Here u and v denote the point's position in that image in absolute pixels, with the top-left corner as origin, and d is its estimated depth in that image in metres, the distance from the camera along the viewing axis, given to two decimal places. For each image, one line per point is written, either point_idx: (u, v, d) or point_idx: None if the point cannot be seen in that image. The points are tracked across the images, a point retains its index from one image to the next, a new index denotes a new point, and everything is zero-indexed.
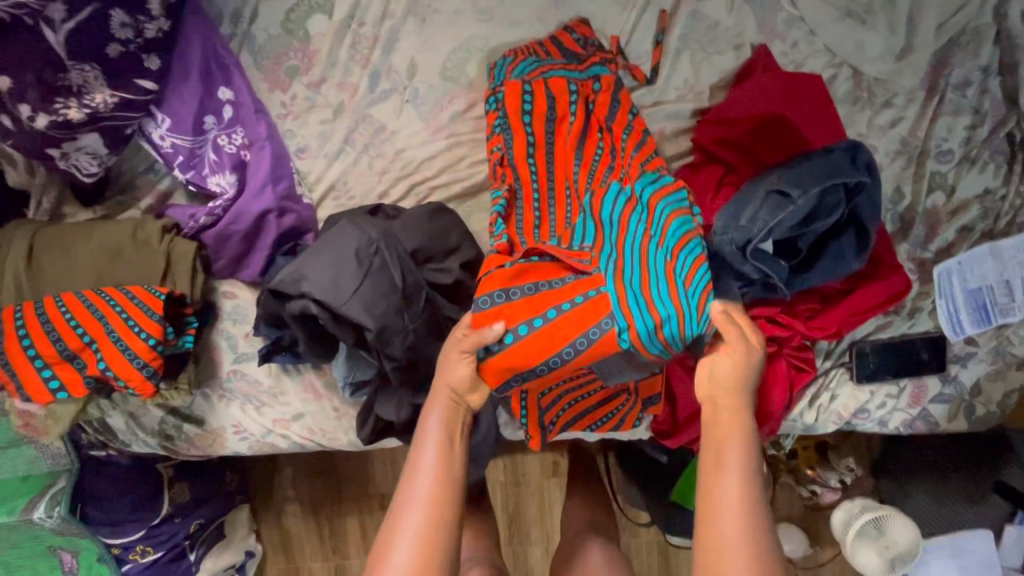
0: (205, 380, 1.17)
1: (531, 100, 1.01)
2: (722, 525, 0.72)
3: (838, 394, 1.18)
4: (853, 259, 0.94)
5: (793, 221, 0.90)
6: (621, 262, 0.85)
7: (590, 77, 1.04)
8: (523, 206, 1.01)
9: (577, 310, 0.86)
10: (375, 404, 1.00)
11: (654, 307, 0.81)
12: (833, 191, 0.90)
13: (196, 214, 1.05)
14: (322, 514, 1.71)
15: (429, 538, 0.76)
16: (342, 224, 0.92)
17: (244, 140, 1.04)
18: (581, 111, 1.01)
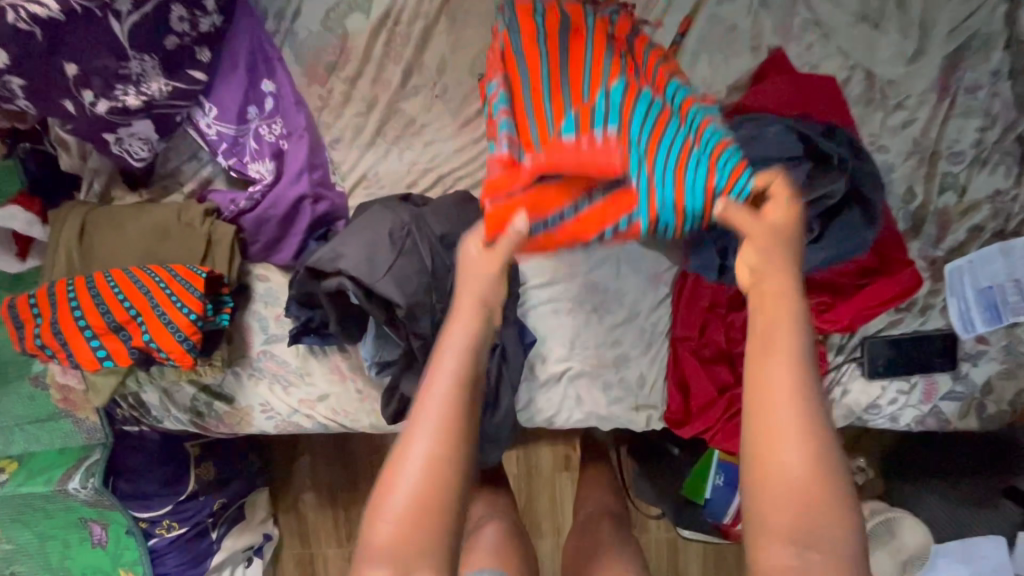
0: (236, 359, 1.22)
1: (546, 15, 1.03)
2: (771, 420, 0.61)
3: (850, 389, 1.21)
4: (865, 229, 1.05)
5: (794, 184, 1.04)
6: (651, 175, 0.87)
7: (599, 34, 1.03)
8: (531, 96, 0.97)
9: (596, 151, 0.88)
10: (401, 381, 1.05)
11: (686, 193, 0.85)
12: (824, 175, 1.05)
13: (236, 199, 1.11)
14: (339, 501, 1.76)
15: (448, 465, 0.65)
16: (376, 209, 0.98)
17: (283, 131, 1.11)
18: (596, 41, 1.02)
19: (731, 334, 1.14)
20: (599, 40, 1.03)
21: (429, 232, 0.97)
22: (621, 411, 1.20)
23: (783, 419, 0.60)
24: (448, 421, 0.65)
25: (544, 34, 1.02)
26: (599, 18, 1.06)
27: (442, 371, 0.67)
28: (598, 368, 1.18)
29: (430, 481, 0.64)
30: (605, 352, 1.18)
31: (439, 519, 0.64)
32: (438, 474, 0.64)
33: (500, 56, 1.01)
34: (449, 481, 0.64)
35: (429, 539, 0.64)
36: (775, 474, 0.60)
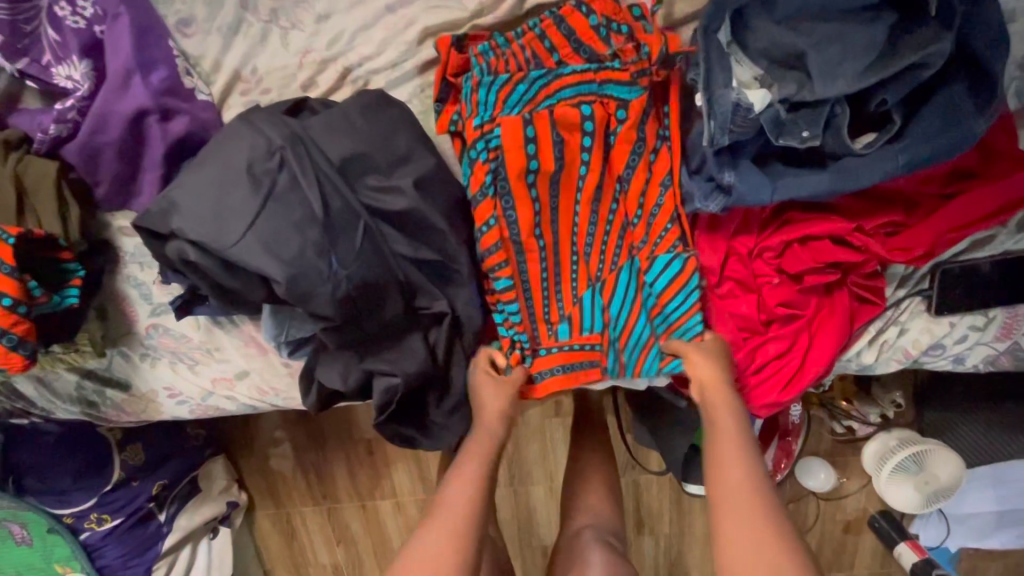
0: (119, 339, 0.95)
1: (535, 152, 0.76)
2: (728, 501, 0.71)
3: (908, 329, 0.95)
4: (973, 115, 0.70)
5: (860, 65, 0.69)
6: (623, 360, 0.88)
7: (603, 166, 0.80)
8: (528, 272, 0.84)
9: (578, 352, 0.87)
10: (316, 367, 0.78)
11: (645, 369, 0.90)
12: (917, 41, 0.69)
13: (44, 121, 0.75)
14: (308, 462, 1.47)
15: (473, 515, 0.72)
16: (231, 127, 0.65)
17: (95, 10, 0.73)
18: (594, 162, 0.79)
19: (757, 268, 0.85)
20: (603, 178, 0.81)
21: (316, 161, 0.65)
22: None
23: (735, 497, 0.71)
24: (461, 518, 0.71)
25: (534, 180, 0.79)
26: (600, 119, 0.77)
27: (466, 466, 0.77)
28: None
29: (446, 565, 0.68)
30: None
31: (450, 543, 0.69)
32: (452, 556, 0.68)
33: (491, 233, 0.79)
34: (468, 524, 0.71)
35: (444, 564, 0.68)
36: (728, 510, 0.70)
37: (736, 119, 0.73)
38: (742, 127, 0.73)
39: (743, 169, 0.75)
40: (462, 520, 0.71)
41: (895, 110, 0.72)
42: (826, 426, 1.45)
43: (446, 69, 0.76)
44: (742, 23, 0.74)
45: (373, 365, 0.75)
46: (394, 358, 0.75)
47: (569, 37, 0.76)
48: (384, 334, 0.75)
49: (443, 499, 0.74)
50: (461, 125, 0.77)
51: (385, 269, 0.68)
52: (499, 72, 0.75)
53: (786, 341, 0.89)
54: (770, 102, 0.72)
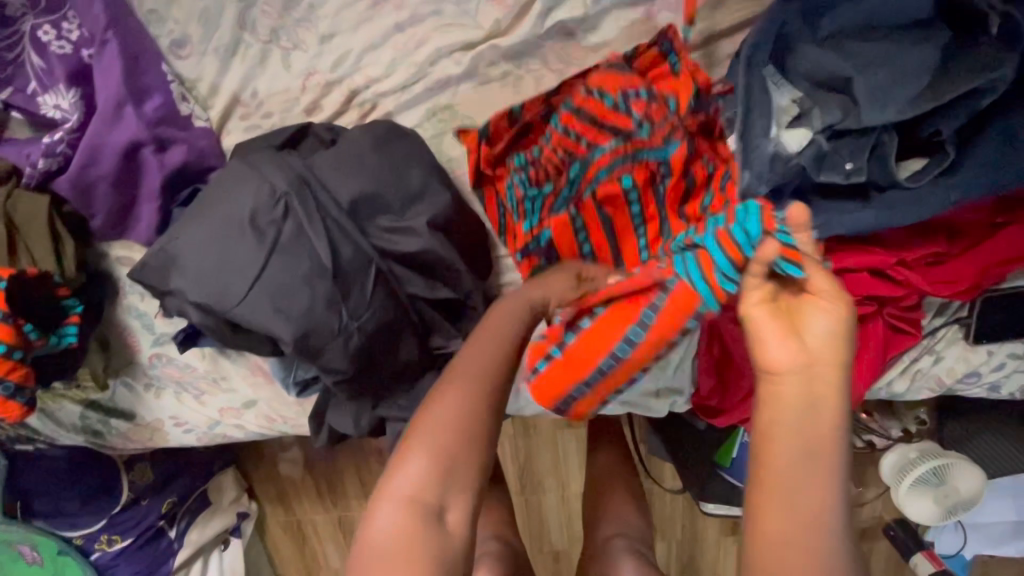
0: (121, 370, 0.91)
1: (586, 241, 0.70)
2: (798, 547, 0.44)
3: (943, 357, 0.90)
4: None
5: (913, 92, 0.64)
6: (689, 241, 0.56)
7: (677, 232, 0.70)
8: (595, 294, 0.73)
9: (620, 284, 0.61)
10: (327, 410, 0.74)
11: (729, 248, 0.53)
12: (977, 63, 0.63)
13: (33, 154, 0.71)
14: (319, 471, 1.40)
15: (477, 423, 0.54)
16: (233, 169, 0.61)
17: (81, 33, 0.68)
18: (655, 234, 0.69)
19: None
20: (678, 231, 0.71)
21: (322, 205, 0.61)
22: (633, 397, 0.93)
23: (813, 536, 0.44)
24: (462, 425, 0.54)
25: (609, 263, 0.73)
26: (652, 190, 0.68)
27: (469, 373, 0.56)
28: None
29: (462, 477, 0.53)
30: None
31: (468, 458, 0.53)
32: (464, 479, 0.53)
33: None
34: (469, 436, 0.54)
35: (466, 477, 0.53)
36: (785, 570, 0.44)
37: (784, 152, 0.68)
38: (781, 170, 0.68)
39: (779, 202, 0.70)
40: (467, 435, 0.53)
41: (949, 140, 0.66)
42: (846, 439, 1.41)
43: (478, 169, 0.72)
44: (779, 40, 0.70)
45: (387, 412, 0.70)
46: (409, 405, 0.70)
47: (595, 124, 0.69)
48: (395, 383, 0.69)
49: (434, 411, 0.54)
50: (505, 228, 0.74)
51: (397, 317, 0.64)
52: (541, 184, 0.72)
53: None
54: (811, 138, 0.68)
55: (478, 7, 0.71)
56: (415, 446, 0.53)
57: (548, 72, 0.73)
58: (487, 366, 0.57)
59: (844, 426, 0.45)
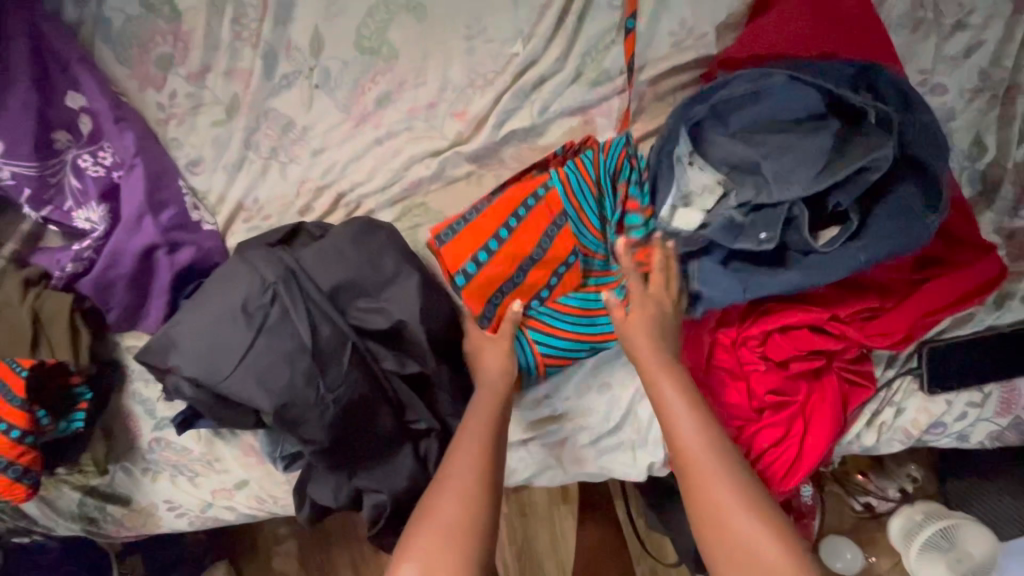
0: (121, 455, 0.96)
1: (554, 283, 0.81)
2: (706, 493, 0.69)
3: (905, 409, 0.93)
4: (925, 213, 0.74)
5: (812, 173, 0.75)
6: (566, 186, 0.79)
7: (592, 336, 0.82)
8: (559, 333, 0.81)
9: (522, 230, 0.79)
10: (309, 483, 0.79)
11: (583, 175, 0.79)
12: (864, 144, 0.74)
13: (63, 260, 0.82)
14: (312, 564, 1.38)
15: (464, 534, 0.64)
16: (231, 263, 0.72)
17: (113, 159, 0.82)
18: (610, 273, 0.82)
19: (744, 356, 0.87)
20: (599, 341, 0.81)
21: (307, 292, 0.71)
22: (610, 462, 0.97)
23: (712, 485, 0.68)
24: (453, 534, 0.64)
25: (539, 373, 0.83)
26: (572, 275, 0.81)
27: (457, 480, 0.68)
28: (567, 405, 0.95)
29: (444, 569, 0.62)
30: (590, 390, 0.96)
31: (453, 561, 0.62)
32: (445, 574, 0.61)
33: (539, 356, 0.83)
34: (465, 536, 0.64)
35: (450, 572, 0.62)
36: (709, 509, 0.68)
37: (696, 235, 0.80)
38: (688, 240, 0.80)
39: (710, 273, 0.79)
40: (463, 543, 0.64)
41: (852, 210, 0.76)
42: (846, 503, 1.33)
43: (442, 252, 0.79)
44: (697, 136, 0.81)
45: (362, 483, 0.76)
46: (383, 476, 0.76)
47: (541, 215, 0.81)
48: (373, 452, 0.75)
49: (427, 512, 0.66)
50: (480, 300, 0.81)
51: (368, 389, 0.72)
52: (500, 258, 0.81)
53: (781, 431, 0.88)
54: (723, 213, 0.78)
55: (443, 122, 0.85)
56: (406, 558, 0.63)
57: (506, 171, 0.85)
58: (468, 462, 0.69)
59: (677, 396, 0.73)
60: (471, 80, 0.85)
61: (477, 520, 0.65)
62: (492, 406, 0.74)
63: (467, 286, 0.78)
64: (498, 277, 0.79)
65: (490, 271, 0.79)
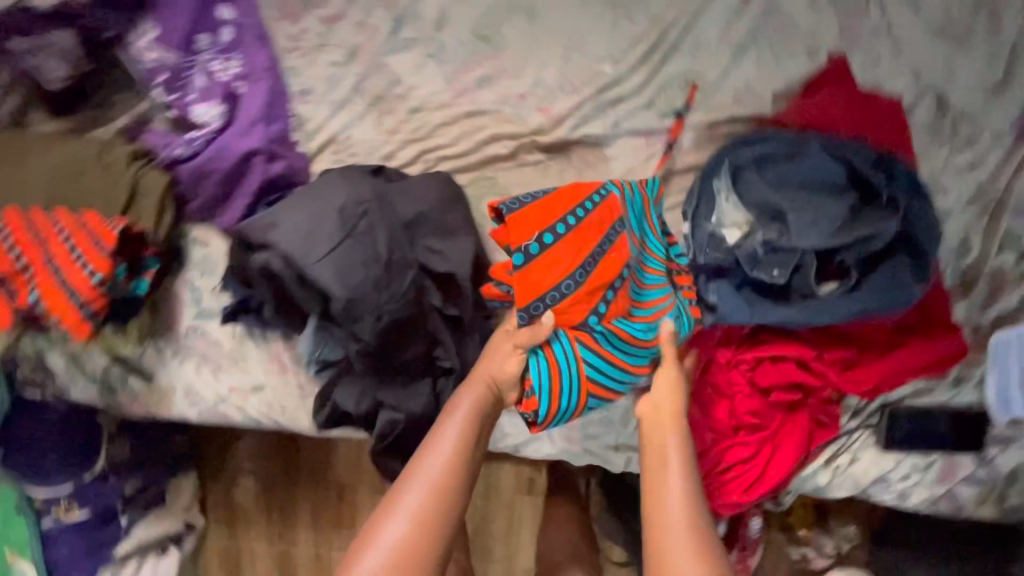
0: (159, 333, 1.04)
1: (608, 301, 0.86)
2: (672, 535, 0.77)
3: (860, 459, 1.05)
4: (913, 283, 0.90)
5: (828, 228, 0.87)
6: (621, 198, 0.90)
7: (635, 366, 0.90)
8: (605, 351, 0.87)
9: (583, 229, 0.86)
10: (335, 388, 0.88)
11: (632, 200, 0.91)
12: (873, 214, 0.89)
13: (172, 143, 0.94)
14: (275, 495, 1.59)
15: (429, 522, 0.74)
16: (333, 177, 0.83)
17: (241, 70, 0.93)
18: (649, 299, 0.92)
19: (734, 377, 0.98)
20: (641, 369, 0.90)
21: (388, 219, 0.81)
22: (595, 446, 1.06)
23: (678, 527, 0.77)
24: (415, 523, 0.74)
25: (580, 403, 0.88)
26: (621, 299, 0.88)
27: (421, 477, 0.77)
28: None
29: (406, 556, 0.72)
30: None
31: (413, 549, 0.72)
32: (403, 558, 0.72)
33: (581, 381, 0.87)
34: (430, 529, 0.74)
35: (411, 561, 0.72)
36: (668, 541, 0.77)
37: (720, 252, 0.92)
38: (720, 255, 0.93)
39: (724, 291, 0.93)
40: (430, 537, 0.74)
41: (853, 268, 0.90)
42: (785, 552, 1.42)
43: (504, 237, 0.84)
44: (739, 176, 0.93)
45: (384, 397, 0.86)
46: (404, 396, 0.86)
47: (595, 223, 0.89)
48: (403, 372, 0.86)
49: (394, 503, 0.75)
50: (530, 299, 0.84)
51: (422, 307, 0.83)
52: None
53: (749, 451, 1.01)
54: (748, 244, 0.91)
55: (528, 114, 0.97)
56: (373, 541, 0.73)
57: (570, 167, 0.98)
58: (439, 460, 0.78)
59: (670, 443, 0.84)
60: (561, 85, 0.98)
61: (437, 514, 0.75)
62: (471, 404, 0.82)
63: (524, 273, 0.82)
64: (554, 273, 0.84)
65: (550, 259, 0.84)
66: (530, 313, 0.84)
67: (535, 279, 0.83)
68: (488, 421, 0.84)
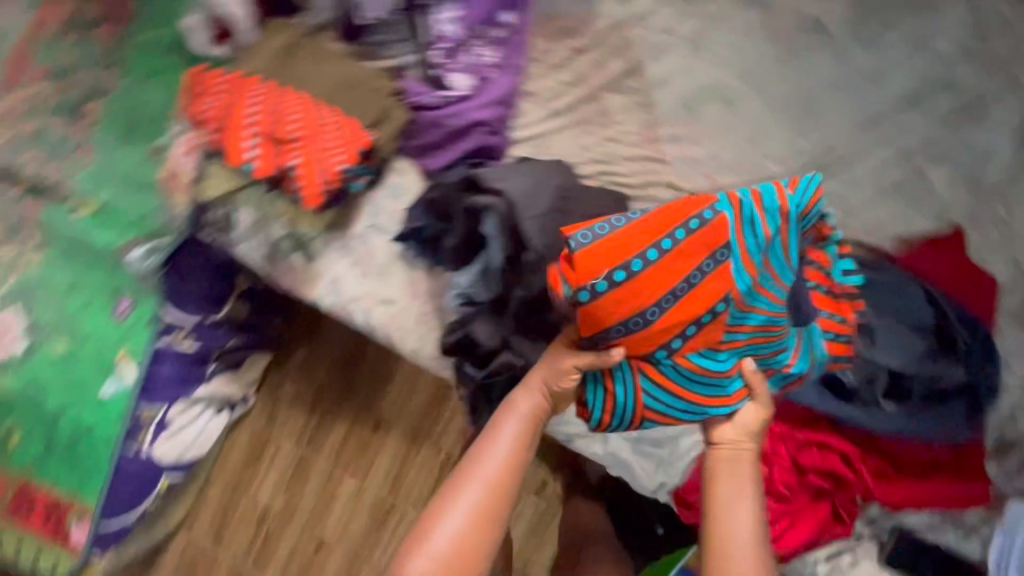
0: (338, 226, 1.26)
1: (683, 337, 0.95)
2: (735, 549, 0.93)
3: (859, 565, 1.14)
4: (961, 426, 1.06)
5: (903, 355, 1.07)
6: (733, 220, 0.94)
7: (702, 397, 0.99)
8: (672, 378, 0.98)
9: (668, 260, 0.92)
10: (475, 319, 1.11)
11: (747, 228, 0.95)
12: (946, 362, 1.06)
13: (424, 93, 1.16)
14: (320, 404, 1.78)
15: (490, 511, 0.96)
16: (550, 165, 1.12)
17: (497, 60, 1.17)
18: (747, 325, 0.97)
19: (779, 448, 1.14)
20: (711, 402, 0.99)
21: (580, 212, 1.09)
22: (637, 461, 1.23)
23: (741, 545, 0.93)
24: (480, 512, 0.95)
25: (633, 422, 1.01)
26: (701, 333, 0.95)
27: (483, 474, 0.98)
28: None
29: (473, 533, 0.94)
30: None
31: (479, 530, 0.95)
32: (470, 532, 0.94)
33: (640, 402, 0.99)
34: (491, 516, 0.96)
35: (474, 540, 0.94)
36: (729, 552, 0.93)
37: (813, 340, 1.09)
38: None
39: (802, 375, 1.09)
40: (482, 527, 0.95)
41: (915, 394, 1.07)
42: None
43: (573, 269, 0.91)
44: (847, 291, 1.11)
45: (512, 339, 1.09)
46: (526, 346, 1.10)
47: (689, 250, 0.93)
48: (535, 328, 1.10)
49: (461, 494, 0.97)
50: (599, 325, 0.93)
51: None
52: None
53: (775, 515, 1.13)
54: (836, 344, 1.09)
55: (696, 178, 1.17)
56: (444, 521, 0.94)
57: None
58: (499, 461, 0.99)
59: (747, 474, 0.99)
60: (733, 165, 1.16)
61: (496, 504, 0.97)
62: (524, 414, 1.02)
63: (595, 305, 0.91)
64: (626, 307, 0.91)
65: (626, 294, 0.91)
66: (598, 341, 0.95)
67: (607, 313, 0.92)
68: (538, 425, 1.04)
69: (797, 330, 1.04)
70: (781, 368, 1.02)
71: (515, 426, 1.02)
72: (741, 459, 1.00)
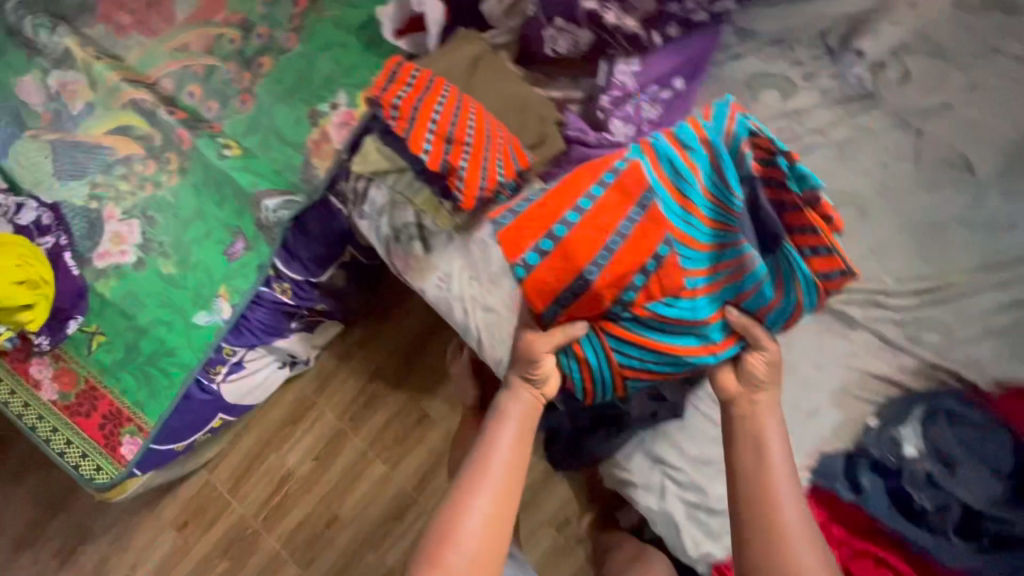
0: (463, 227, 1.30)
1: (631, 291, 0.91)
2: (783, 510, 0.89)
3: None
4: None
5: (984, 494, 1.07)
6: (654, 165, 0.89)
7: (673, 346, 0.96)
8: (639, 336, 0.96)
9: (589, 213, 0.90)
10: None
11: (650, 161, 0.89)
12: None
13: (584, 130, 1.22)
14: (373, 385, 1.81)
15: (503, 513, 0.94)
16: None
17: (657, 118, 1.21)
18: (704, 266, 0.91)
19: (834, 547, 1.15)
20: (688, 352, 0.96)
21: None
22: (686, 527, 1.22)
23: (787, 504, 0.89)
24: (493, 514, 0.93)
25: (613, 381, 1.02)
26: (658, 288, 0.91)
27: (488, 473, 0.95)
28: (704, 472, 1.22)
29: (489, 534, 0.92)
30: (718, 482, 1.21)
31: (495, 534, 0.92)
32: (485, 530, 0.91)
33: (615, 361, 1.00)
34: (504, 513, 0.94)
35: (490, 543, 0.91)
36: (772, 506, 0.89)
37: (893, 458, 1.13)
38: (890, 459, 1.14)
39: (875, 485, 1.13)
40: (500, 524, 0.93)
41: (987, 535, 1.08)
42: None
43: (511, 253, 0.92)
44: (932, 415, 1.14)
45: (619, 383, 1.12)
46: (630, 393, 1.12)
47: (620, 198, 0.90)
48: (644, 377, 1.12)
49: (471, 496, 0.93)
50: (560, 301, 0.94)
51: None
52: None
53: None
54: (918, 463, 1.11)
55: None
56: (459, 527, 0.91)
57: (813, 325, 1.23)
58: (504, 457, 0.97)
59: (775, 427, 0.95)
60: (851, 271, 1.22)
61: (506, 502, 0.94)
62: (519, 409, 1.02)
63: (541, 285, 0.92)
64: (567, 275, 0.91)
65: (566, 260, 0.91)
66: (555, 310, 0.95)
67: (557, 287, 0.92)
68: (533, 416, 1.03)
69: (774, 261, 0.92)
70: (772, 305, 0.94)
71: (514, 421, 1.01)
72: (761, 413, 0.96)
